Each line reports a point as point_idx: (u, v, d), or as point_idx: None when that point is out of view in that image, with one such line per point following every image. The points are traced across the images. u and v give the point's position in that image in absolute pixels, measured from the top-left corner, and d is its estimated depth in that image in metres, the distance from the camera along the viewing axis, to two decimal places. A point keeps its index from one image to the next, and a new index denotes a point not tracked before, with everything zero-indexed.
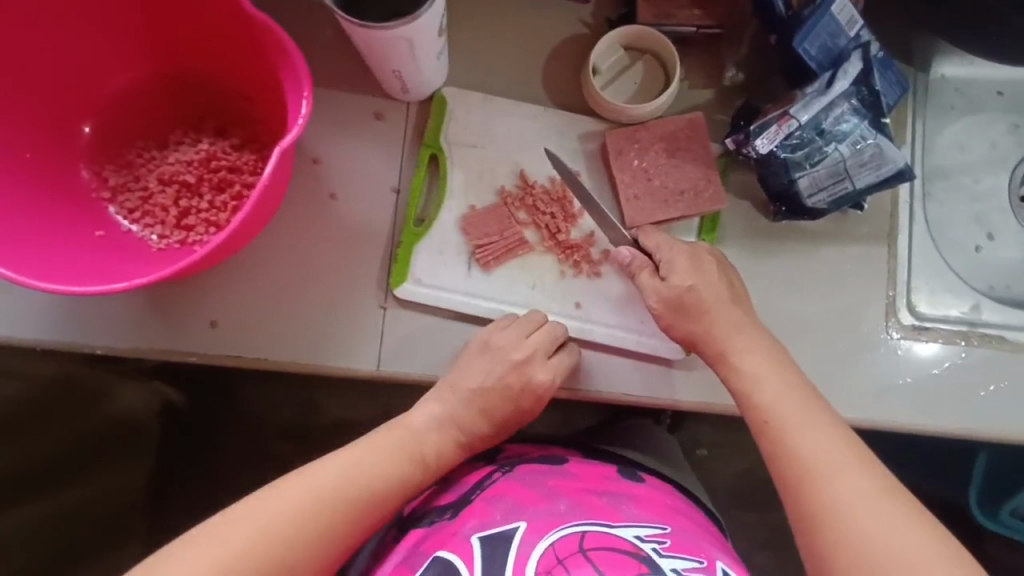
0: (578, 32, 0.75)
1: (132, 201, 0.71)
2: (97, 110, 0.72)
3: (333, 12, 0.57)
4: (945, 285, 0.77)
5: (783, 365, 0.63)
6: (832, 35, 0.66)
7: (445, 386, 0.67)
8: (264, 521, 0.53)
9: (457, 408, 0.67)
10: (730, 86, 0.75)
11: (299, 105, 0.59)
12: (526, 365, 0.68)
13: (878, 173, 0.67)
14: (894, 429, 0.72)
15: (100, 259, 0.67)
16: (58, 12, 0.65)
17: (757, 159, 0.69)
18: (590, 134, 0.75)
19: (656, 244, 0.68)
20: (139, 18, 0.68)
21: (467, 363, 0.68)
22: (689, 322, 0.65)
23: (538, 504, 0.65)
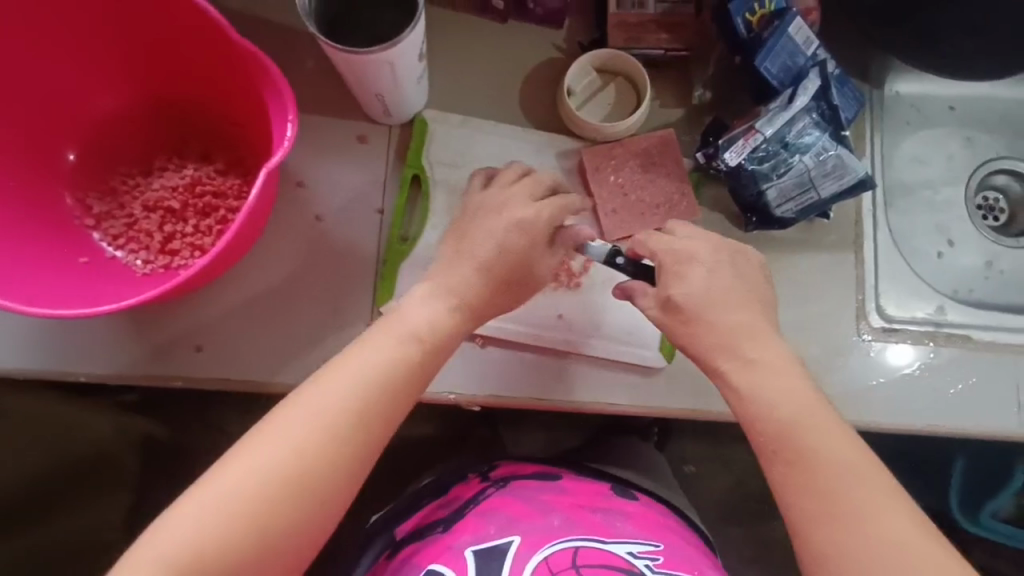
0: (552, 56, 0.79)
1: (116, 228, 0.72)
2: (81, 138, 0.73)
3: (316, 37, 0.59)
4: (912, 289, 0.81)
5: (795, 377, 0.58)
6: (791, 54, 0.71)
7: (436, 264, 0.64)
8: (261, 460, 0.50)
9: (447, 277, 0.62)
10: (699, 104, 0.78)
11: (284, 126, 0.61)
12: (507, 211, 0.64)
13: (841, 183, 0.71)
14: (871, 429, 0.74)
15: (83, 283, 0.67)
16: (43, 43, 0.66)
17: (726, 172, 0.71)
18: (568, 151, 0.77)
19: (655, 248, 0.64)
20: (124, 49, 0.70)
21: (464, 241, 0.64)
22: (684, 328, 0.62)
23: (531, 518, 0.66)
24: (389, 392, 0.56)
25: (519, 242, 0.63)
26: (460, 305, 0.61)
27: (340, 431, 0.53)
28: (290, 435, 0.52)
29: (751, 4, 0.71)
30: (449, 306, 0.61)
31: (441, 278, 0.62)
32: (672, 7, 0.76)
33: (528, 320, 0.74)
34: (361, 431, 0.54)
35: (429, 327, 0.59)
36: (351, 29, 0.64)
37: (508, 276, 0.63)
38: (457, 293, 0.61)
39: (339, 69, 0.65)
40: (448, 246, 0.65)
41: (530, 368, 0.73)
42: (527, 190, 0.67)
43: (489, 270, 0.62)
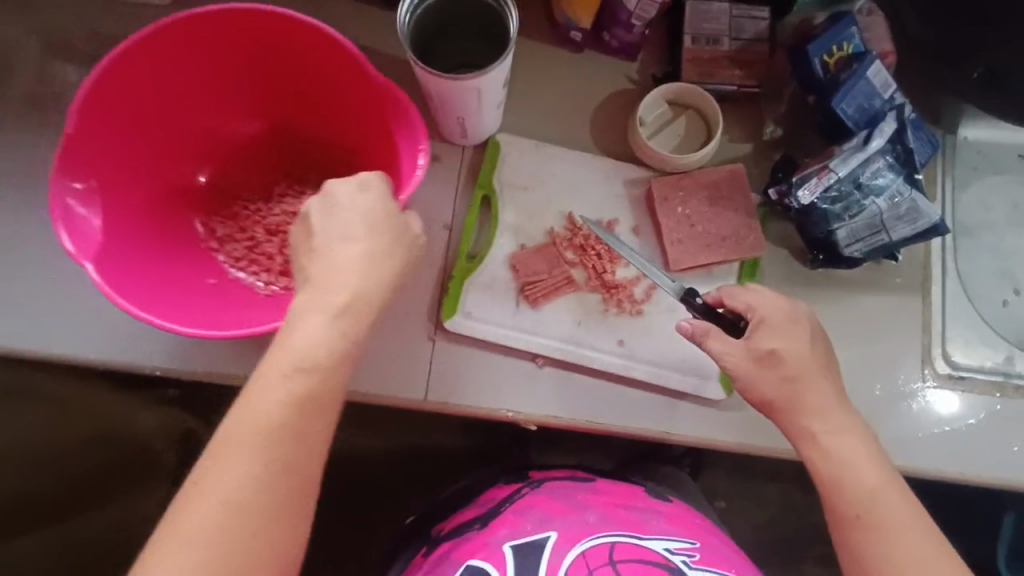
0: (624, 85, 0.81)
1: (238, 250, 0.76)
2: (209, 167, 0.78)
3: (413, 63, 0.62)
4: (980, 337, 0.79)
5: (876, 449, 0.60)
6: (867, 97, 0.71)
7: (337, 281, 0.54)
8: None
9: (360, 283, 0.54)
10: (769, 140, 0.79)
11: (416, 156, 0.64)
12: (351, 207, 0.56)
13: (914, 226, 0.70)
14: (929, 477, 0.73)
15: (215, 303, 0.69)
16: (190, 76, 0.71)
17: (798, 209, 0.72)
18: (636, 180, 0.79)
19: (756, 302, 0.64)
20: (253, 82, 0.75)
21: (333, 242, 0.55)
22: (773, 386, 0.61)
23: (567, 515, 0.67)
24: (285, 475, 0.49)
25: (368, 213, 0.56)
26: (355, 315, 0.53)
27: (287, 429, 0.49)
28: (178, 565, 0.45)
29: (829, 46, 0.72)
30: (335, 324, 0.53)
31: (306, 293, 0.54)
32: (747, 45, 0.78)
33: (589, 343, 0.75)
34: (266, 535, 0.48)
35: (323, 358, 0.51)
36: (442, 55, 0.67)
37: (398, 232, 0.57)
38: (335, 296, 0.53)
39: (427, 92, 0.68)
40: (300, 263, 0.56)
41: (586, 392, 0.74)
42: (353, 190, 0.57)
43: (337, 262, 0.54)
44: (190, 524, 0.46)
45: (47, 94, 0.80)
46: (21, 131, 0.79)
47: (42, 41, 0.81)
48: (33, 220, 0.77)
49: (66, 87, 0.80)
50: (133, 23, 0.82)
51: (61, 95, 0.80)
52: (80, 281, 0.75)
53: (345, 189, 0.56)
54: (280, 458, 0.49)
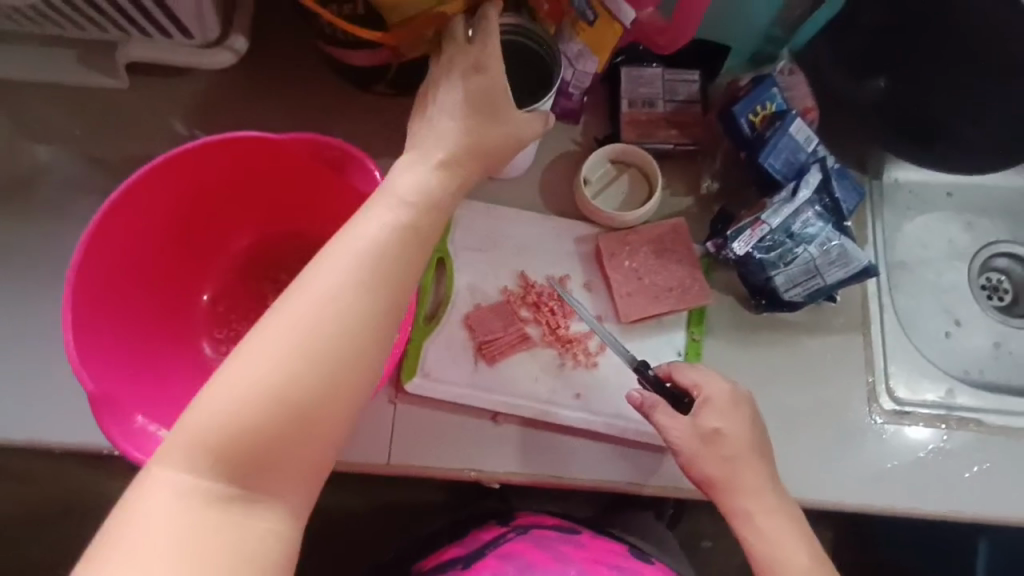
0: (569, 148, 0.85)
1: None
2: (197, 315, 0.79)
3: None
4: (921, 370, 0.82)
5: (804, 531, 0.66)
6: (792, 151, 0.76)
7: (437, 141, 0.55)
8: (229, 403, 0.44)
9: (454, 148, 0.55)
10: (707, 194, 0.83)
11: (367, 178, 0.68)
12: (451, 71, 0.57)
13: (846, 270, 0.74)
14: (885, 513, 0.75)
15: None
16: (148, 229, 0.70)
17: (736, 260, 0.75)
18: (584, 238, 0.82)
19: (702, 384, 0.69)
20: (219, 209, 0.76)
21: (435, 108, 0.57)
22: (713, 462, 0.66)
23: (550, 565, 0.70)
24: (378, 316, 0.48)
25: (472, 93, 0.56)
26: (453, 185, 0.54)
27: (360, 292, 0.47)
28: (232, 409, 0.43)
29: (754, 105, 0.77)
30: (429, 183, 0.53)
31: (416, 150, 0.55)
32: (680, 106, 0.83)
33: (546, 399, 0.76)
34: (342, 378, 0.46)
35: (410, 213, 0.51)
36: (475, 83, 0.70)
37: (494, 119, 0.57)
38: (437, 152, 0.55)
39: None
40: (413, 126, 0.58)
41: (544, 449, 0.75)
42: (455, 48, 0.57)
43: (448, 131, 0.56)
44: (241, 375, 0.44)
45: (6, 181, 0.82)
46: None
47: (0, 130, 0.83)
48: None
49: (23, 176, 0.82)
50: (92, 108, 0.84)
51: (18, 181, 0.82)
52: (34, 362, 0.76)
53: (448, 52, 0.58)
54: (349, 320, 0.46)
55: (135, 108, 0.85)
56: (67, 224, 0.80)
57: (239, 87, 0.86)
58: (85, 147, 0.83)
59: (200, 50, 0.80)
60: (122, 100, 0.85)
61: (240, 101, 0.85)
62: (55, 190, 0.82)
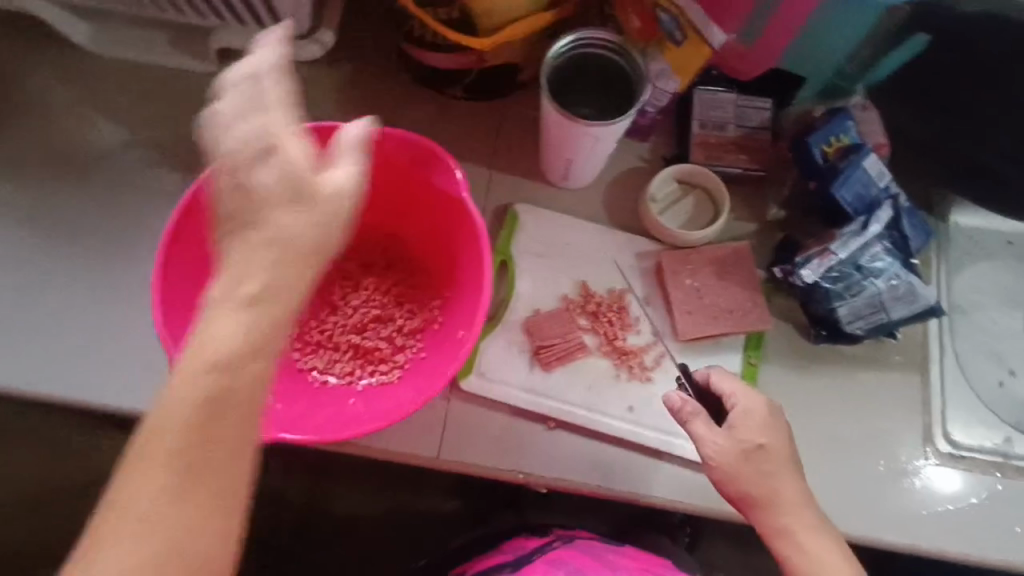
0: (637, 164, 0.86)
1: (325, 360, 0.78)
2: None
3: (546, 99, 0.69)
4: (977, 416, 0.80)
5: (842, 548, 0.64)
6: (864, 185, 0.76)
7: (254, 254, 0.46)
8: (129, 552, 0.41)
9: (297, 240, 0.47)
10: (772, 221, 0.84)
11: (450, 176, 0.71)
12: (259, 151, 0.46)
13: (911, 307, 0.74)
14: (934, 556, 0.74)
15: (336, 406, 0.72)
16: None
17: (802, 287, 0.76)
18: (646, 253, 0.83)
19: (735, 392, 0.67)
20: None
21: (245, 183, 0.47)
22: (751, 475, 0.64)
23: (599, 570, 0.71)
24: (236, 462, 0.44)
25: (248, 178, 0.46)
26: (270, 289, 0.46)
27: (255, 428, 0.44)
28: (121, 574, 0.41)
29: (828, 137, 0.78)
30: (250, 319, 0.45)
31: (225, 280, 0.46)
32: (751, 132, 0.84)
33: (599, 408, 0.77)
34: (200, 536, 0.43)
35: (237, 349, 0.44)
36: (573, 98, 0.75)
37: (305, 201, 0.47)
38: (264, 253, 0.46)
39: (547, 131, 0.75)
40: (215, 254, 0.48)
41: (592, 458, 0.76)
42: (265, 99, 0.46)
43: (240, 234, 0.47)
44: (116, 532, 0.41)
45: (91, 151, 0.85)
46: (65, 181, 0.84)
47: (89, 103, 0.87)
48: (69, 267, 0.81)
49: (109, 149, 0.85)
50: (179, 89, 0.88)
51: (104, 153, 0.85)
52: (108, 328, 0.78)
53: (257, 135, 0.46)
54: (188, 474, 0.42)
55: None
56: (148, 199, 0.84)
57: (320, 80, 0.88)
58: (169, 126, 0.86)
59: (291, 42, 0.83)
60: (208, 83, 0.88)
61: (320, 94, 0.88)
62: (138, 165, 0.85)
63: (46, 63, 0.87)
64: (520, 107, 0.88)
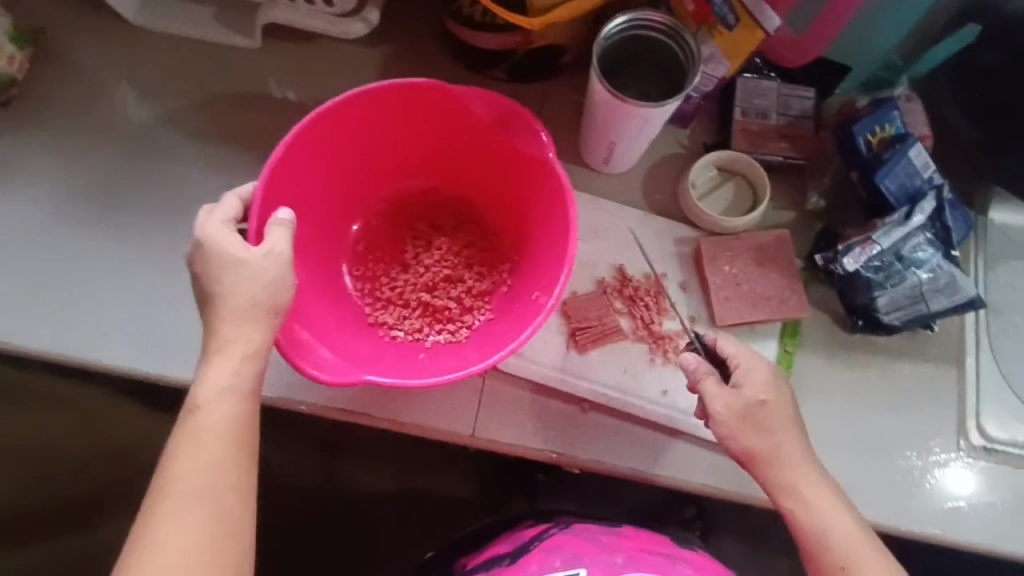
0: (677, 151, 0.86)
1: (396, 315, 0.79)
2: (340, 247, 0.81)
3: (596, 80, 0.69)
4: (1014, 414, 0.80)
5: (845, 504, 0.65)
6: (909, 175, 0.76)
7: (231, 320, 0.58)
8: (187, 525, 0.53)
9: (249, 352, 0.58)
10: (812, 210, 0.84)
11: (535, 137, 0.71)
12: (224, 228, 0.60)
13: (952, 299, 0.74)
14: (964, 547, 0.74)
15: (408, 360, 0.74)
16: (318, 154, 0.74)
17: (843, 275, 0.76)
18: (684, 239, 0.83)
19: (734, 353, 0.68)
20: (381, 153, 0.80)
21: (218, 295, 0.58)
22: (756, 436, 0.65)
23: (594, 555, 0.73)
24: (229, 468, 0.56)
25: (206, 270, 0.59)
26: (251, 344, 0.58)
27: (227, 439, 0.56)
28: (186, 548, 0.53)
29: (873, 127, 0.77)
30: (240, 365, 0.58)
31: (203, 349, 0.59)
32: (793, 121, 0.84)
33: (634, 391, 0.77)
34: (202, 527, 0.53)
35: (226, 384, 0.57)
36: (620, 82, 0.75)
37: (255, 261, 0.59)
38: (229, 357, 0.57)
39: (594, 110, 0.74)
40: (204, 325, 0.59)
41: (626, 441, 0.76)
42: (228, 238, 0.59)
43: (210, 301, 0.59)
44: (172, 514, 0.53)
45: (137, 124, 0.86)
46: (112, 149, 0.85)
47: (135, 77, 0.87)
48: (110, 236, 0.81)
49: (155, 122, 0.86)
50: (226, 63, 0.88)
51: (150, 127, 0.86)
52: (149, 297, 0.79)
53: (211, 226, 0.60)
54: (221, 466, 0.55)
55: (263, 69, 0.89)
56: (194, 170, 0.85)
57: (363, 60, 0.89)
58: (214, 101, 0.87)
59: (337, 19, 0.84)
60: (255, 57, 0.89)
61: (365, 72, 0.89)
62: (182, 139, 0.86)
63: (96, 32, 0.89)
64: (562, 90, 0.88)
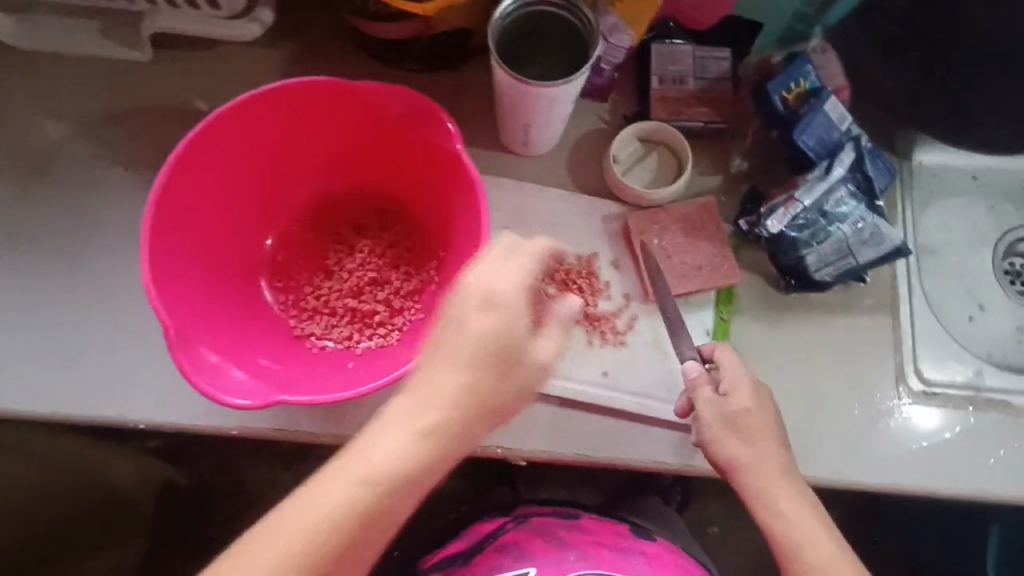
0: (598, 125, 0.84)
1: (324, 323, 0.76)
2: (259, 256, 0.78)
3: (496, 64, 0.67)
4: (949, 353, 0.81)
5: (822, 521, 0.66)
6: (826, 129, 0.75)
7: (433, 381, 0.57)
8: None
9: (425, 420, 0.56)
10: (737, 173, 0.83)
11: (443, 130, 0.68)
12: (504, 264, 0.58)
13: (879, 249, 0.74)
14: (912, 493, 0.75)
15: (337, 372, 0.71)
16: (219, 166, 0.70)
17: (768, 238, 0.75)
18: (612, 216, 0.81)
19: (725, 364, 0.68)
20: (291, 156, 0.76)
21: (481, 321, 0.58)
22: (737, 447, 0.66)
23: (548, 552, 0.72)
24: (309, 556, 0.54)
25: (466, 313, 0.58)
26: (449, 421, 0.56)
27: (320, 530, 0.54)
28: None
29: (788, 83, 0.76)
30: (432, 435, 0.56)
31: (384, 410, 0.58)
32: (711, 84, 0.82)
33: (574, 376, 0.76)
34: None
35: (413, 447, 0.56)
36: (525, 62, 0.72)
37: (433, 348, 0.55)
38: (421, 423, 0.56)
39: (501, 94, 0.72)
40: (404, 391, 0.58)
41: (570, 428, 0.75)
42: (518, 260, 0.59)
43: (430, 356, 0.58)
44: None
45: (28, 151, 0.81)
46: (6, 181, 0.80)
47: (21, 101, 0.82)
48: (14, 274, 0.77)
49: (48, 147, 0.81)
50: (116, 79, 0.83)
51: (43, 153, 0.81)
52: (59, 334, 0.75)
53: (497, 269, 0.58)
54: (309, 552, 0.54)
55: (158, 79, 0.83)
56: (94, 197, 0.80)
57: (264, 60, 0.85)
58: (109, 118, 0.82)
59: (227, 22, 0.80)
60: (147, 70, 0.83)
61: (265, 75, 0.84)
62: (79, 161, 0.81)
63: None
64: (475, 73, 0.85)
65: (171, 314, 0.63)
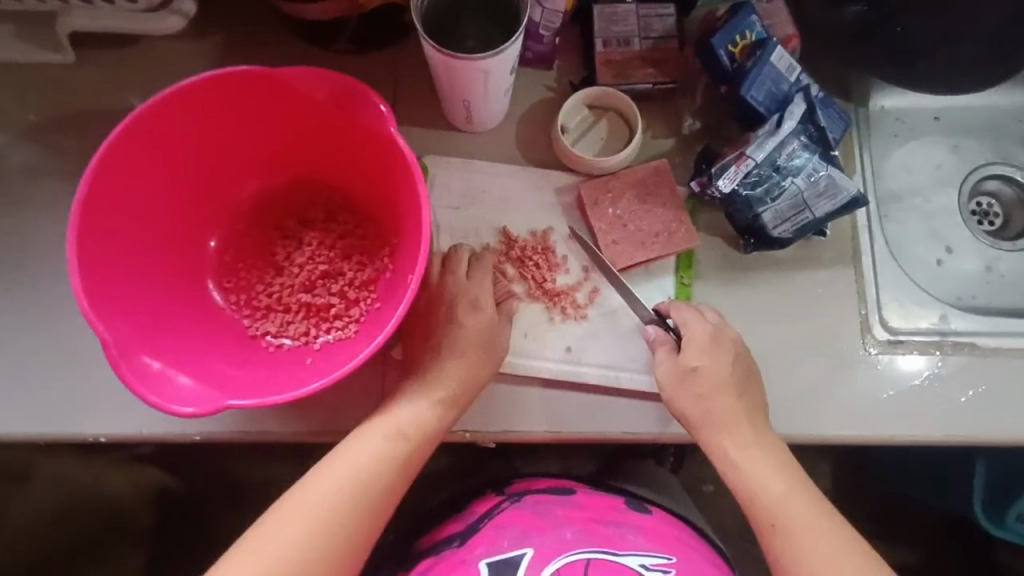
0: (545, 95, 0.81)
1: (278, 321, 0.75)
2: (205, 260, 0.76)
3: (423, 39, 0.64)
4: (913, 298, 0.82)
5: (786, 466, 0.66)
6: (775, 81, 0.73)
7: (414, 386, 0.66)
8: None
9: (407, 422, 0.64)
10: (690, 134, 0.81)
11: (374, 110, 0.65)
12: (476, 267, 0.72)
13: (835, 201, 0.72)
14: (883, 441, 0.75)
15: (293, 370, 0.70)
16: (150, 170, 0.68)
17: (721, 198, 0.74)
18: (566, 188, 0.79)
19: (680, 319, 0.72)
20: (225, 152, 0.74)
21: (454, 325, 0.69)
22: (689, 397, 0.69)
23: (544, 530, 0.71)
24: (302, 543, 0.57)
25: (448, 297, 0.70)
26: (422, 420, 0.65)
27: (309, 517, 0.58)
28: None
29: (732, 37, 0.73)
30: (408, 427, 0.64)
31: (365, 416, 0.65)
32: (657, 43, 0.79)
33: (537, 354, 0.75)
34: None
35: (396, 436, 0.64)
36: (457, 34, 0.69)
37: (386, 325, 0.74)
38: (400, 422, 0.64)
39: (435, 72, 0.69)
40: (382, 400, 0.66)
41: (537, 407, 0.74)
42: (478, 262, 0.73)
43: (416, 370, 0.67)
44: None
45: None
46: None
47: None
48: None
49: None
50: (42, 86, 0.80)
51: None
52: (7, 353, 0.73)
53: (473, 263, 0.72)
54: (306, 537, 0.57)
55: (85, 81, 0.80)
56: (31, 210, 0.77)
57: (193, 53, 0.81)
58: (39, 125, 0.79)
59: (144, 15, 0.75)
60: (72, 75, 0.80)
61: (196, 69, 0.81)
62: (12, 173, 0.78)
63: None
64: (414, 50, 0.82)
65: (110, 327, 0.62)
